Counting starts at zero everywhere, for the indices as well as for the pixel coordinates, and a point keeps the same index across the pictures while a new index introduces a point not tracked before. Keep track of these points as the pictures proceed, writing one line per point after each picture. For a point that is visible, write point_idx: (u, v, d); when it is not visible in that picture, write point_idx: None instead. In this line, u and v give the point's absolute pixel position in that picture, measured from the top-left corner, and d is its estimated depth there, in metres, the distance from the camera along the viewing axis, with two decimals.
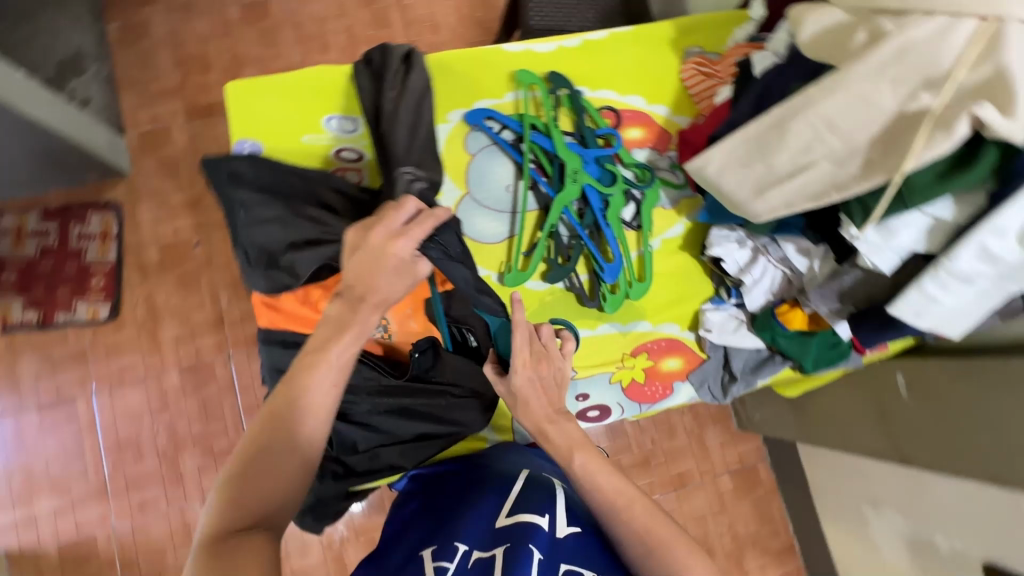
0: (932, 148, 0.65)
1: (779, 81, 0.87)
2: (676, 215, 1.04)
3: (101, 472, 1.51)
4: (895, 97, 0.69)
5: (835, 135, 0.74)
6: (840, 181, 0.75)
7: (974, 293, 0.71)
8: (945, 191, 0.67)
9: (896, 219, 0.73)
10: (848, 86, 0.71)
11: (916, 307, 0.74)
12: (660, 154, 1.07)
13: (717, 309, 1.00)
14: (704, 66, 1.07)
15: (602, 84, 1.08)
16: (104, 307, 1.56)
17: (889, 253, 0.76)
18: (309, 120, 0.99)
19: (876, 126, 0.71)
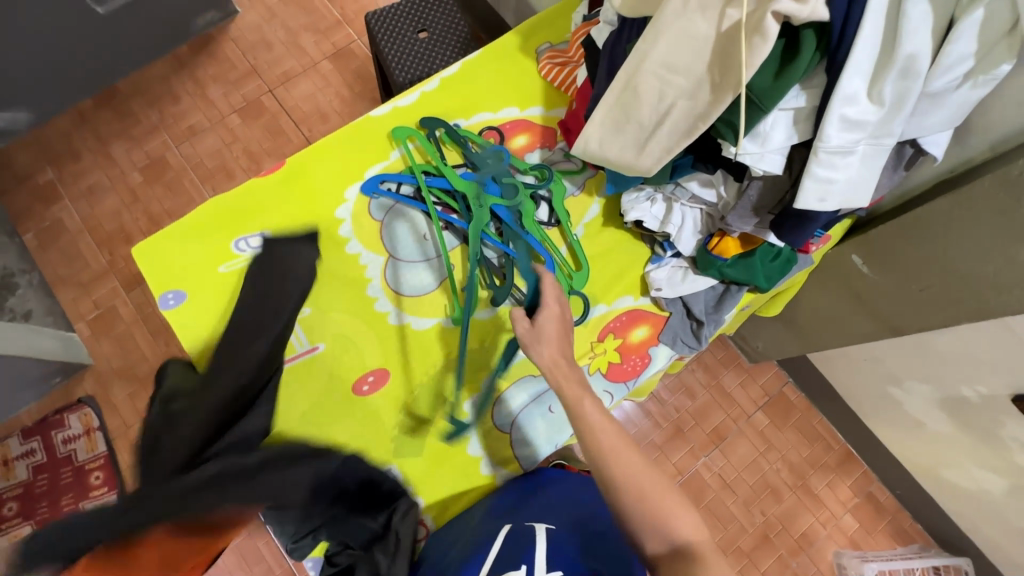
0: (757, 53, 0.68)
1: (617, 46, 0.92)
2: (588, 197, 1.07)
3: None
4: (708, 22, 0.73)
5: (677, 74, 0.78)
6: (701, 112, 0.78)
7: (860, 160, 0.73)
8: (787, 84, 0.70)
9: (763, 124, 0.76)
10: (667, 29, 0.75)
11: (819, 193, 0.75)
12: (552, 149, 1.11)
13: (659, 266, 1.01)
14: (558, 58, 1.12)
15: (473, 110, 1.12)
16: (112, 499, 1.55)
17: (772, 155, 0.78)
18: (219, 251, 1.01)
19: (707, 53, 0.74)
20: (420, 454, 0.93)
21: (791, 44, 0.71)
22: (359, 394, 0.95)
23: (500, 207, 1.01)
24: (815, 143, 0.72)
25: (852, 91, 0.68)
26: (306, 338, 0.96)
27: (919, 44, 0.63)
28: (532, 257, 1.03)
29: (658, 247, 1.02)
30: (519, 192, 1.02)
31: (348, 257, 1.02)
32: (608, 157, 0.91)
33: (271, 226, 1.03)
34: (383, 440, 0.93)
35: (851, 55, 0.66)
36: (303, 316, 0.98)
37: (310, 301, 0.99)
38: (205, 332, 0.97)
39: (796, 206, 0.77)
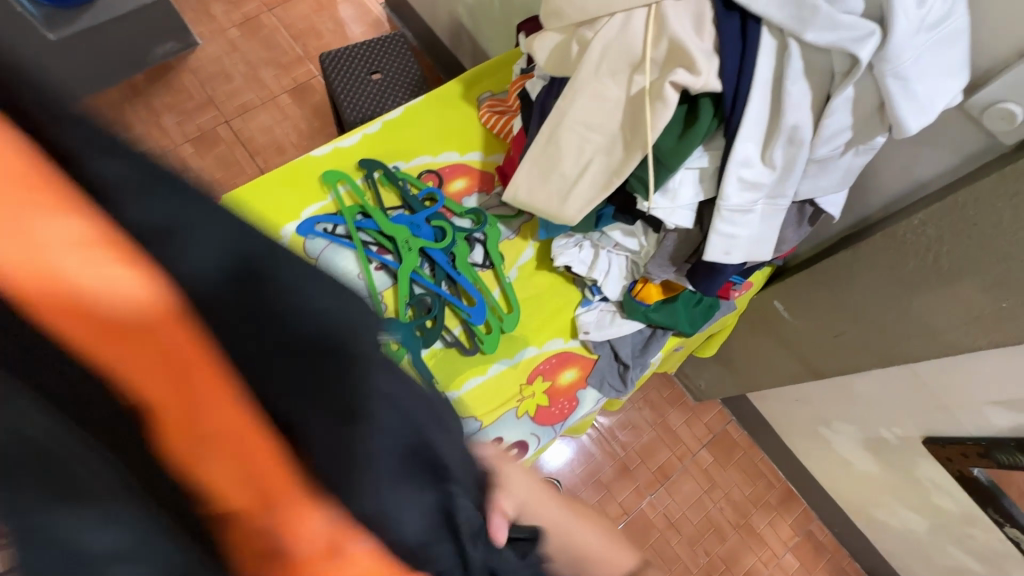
0: (660, 118, 0.73)
1: (545, 102, 0.96)
2: (523, 241, 1.10)
3: None
4: (618, 87, 0.77)
5: (593, 131, 0.82)
6: (615, 168, 0.82)
7: (759, 217, 0.79)
8: (688, 147, 0.76)
9: (673, 180, 0.80)
10: (582, 91, 0.80)
11: (724, 247, 0.80)
12: (489, 193, 1.14)
13: (588, 310, 1.04)
14: (498, 107, 1.16)
15: (414, 153, 1.15)
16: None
17: (683, 211, 0.82)
18: None
19: (618, 114, 0.79)
20: None
21: (692, 110, 0.76)
22: None
23: (432, 249, 1.04)
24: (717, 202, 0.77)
25: (745, 154, 0.73)
26: None
27: (799, 116, 0.69)
28: (463, 298, 1.04)
29: (587, 291, 1.05)
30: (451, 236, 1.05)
31: None
32: (536, 206, 0.94)
33: None
34: None
35: (742, 123, 0.71)
36: None
37: None
38: None
39: (706, 258, 0.81)
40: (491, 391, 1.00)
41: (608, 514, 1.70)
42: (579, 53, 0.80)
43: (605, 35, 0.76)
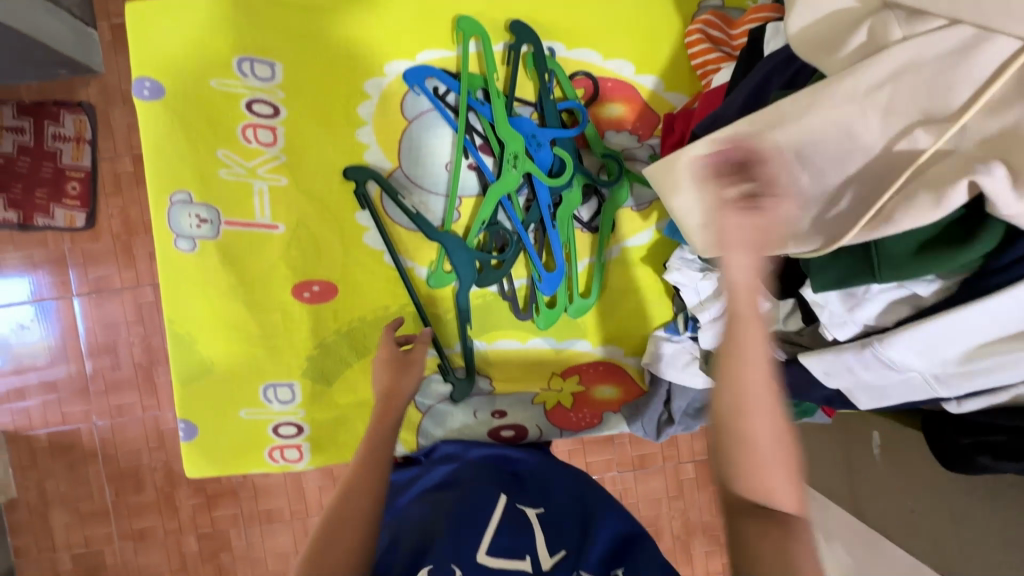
0: (912, 218, 0.48)
1: (765, 89, 0.70)
2: (643, 220, 0.88)
3: (84, 370, 1.43)
4: (882, 131, 0.51)
5: (804, 167, 0.57)
6: (799, 232, 0.58)
7: (899, 379, 0.58)
8: (920, 270, 0.50)
9: (864, 289, 0.55)
10: (826, 106, 0.53)
11: (827, 367, 0.63)
12: (640, 141, 0.88)
13: (670, 340, 0.86)
14: (714, 30, 0.83)
15: (580, 41, 0.86)
16: (81, 215, 1.38)
17: (851, 327, 0.59)
18: (217, 60, 0.83)
19: (855, 167, 0.53)
20: (327, 387, 0.87)
21: (964, 221, 0.48)
22: (296, 299, 0.86)
23: (540, 182, 0.82)
24: (874, 337, 0.57)
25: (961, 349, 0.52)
26: (269, 211, 0.85)
27: None
28: (547, 258, 0.88)
29: (681, 320, 0.85)
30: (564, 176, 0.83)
31: (353, 144, 0.86)
32: (665, 194, 0.72)
33: (285, 60, 0.83)
34: (298, 353, 0.86)
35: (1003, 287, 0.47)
36: (276, 186, 0.85)
37: (290, 173, 0.85)
38: (168, 145, 0.83)
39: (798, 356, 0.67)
40: (520, 362, 0.89)
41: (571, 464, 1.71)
42: (861, 46, 0.52)
43: (917, 53, 0.49)
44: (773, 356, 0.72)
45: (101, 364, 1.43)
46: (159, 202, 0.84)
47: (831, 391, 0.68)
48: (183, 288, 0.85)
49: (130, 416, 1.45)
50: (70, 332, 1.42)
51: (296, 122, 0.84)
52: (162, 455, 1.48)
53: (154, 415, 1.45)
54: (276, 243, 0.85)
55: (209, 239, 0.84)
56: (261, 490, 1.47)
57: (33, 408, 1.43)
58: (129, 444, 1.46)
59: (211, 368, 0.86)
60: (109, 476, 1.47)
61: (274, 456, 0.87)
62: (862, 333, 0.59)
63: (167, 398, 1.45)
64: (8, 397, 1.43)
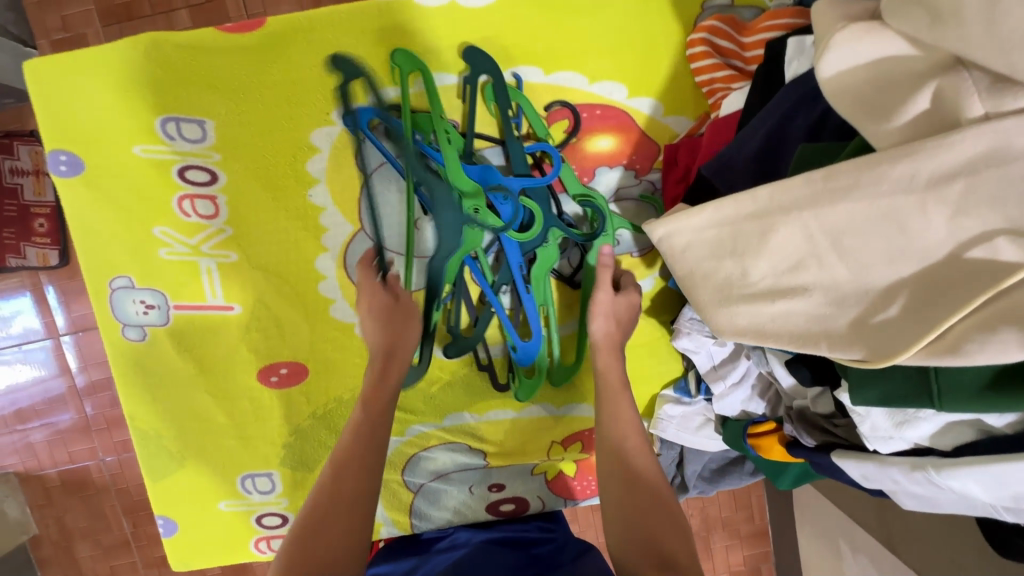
0: (990, 354, 0.37)
1: (788, 131, 0.56)
2: (644, 267, 0.77)
3: (85, 410, 1.29)
4: (947, 231, 0.39)
5: (840, 259, 0.46)
6: (834, 335, 0.47)
7: (957, 500, 0.49)
8: (997, 408, 0.40)
9: (917, 409, 0.45)
10: (870, 195, 0.42)
11: (867, 473, 0.54)
12: (637, 177, 0.76)
13: (678, 401, 0.78)
14: (723, 39, 0.69)
15: (562, 64, 0.73)
16: (54, 253, 1.20)
17: (899, 441, 0.49)
18: (140, 123, 0.71)
19: (910, 269, 0.42)
20: (309, 472, 0.80)
21: None
22: (263, 383, 0.78)
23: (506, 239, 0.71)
24: (929, 460, 0.47)
25: None
26: (222, 291, 0.75)
27: None
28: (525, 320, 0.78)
29: (692, 382, 0.76)
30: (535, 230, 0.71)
31: (307, 206, 0.75)
32: (672, 261, 0.61)
33: (217, 117, 0.71)
34: (274, 441, 0.79)
35: None
36: (225, 263, 0.75)
37: (239, 246, 0.74)
38: (100, 226, 0.73)
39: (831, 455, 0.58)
40: (513, 432, 0.81)
41: None
42: (918, 116, 0.40)
43: (1006, 138, 0.36)
44: (799, 438, 0.63)
45: (99, 402, 1.29)
46: (99, 289, 0.75)
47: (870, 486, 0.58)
48: (139, 380, 0.77)
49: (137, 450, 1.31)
50: (64, 371, 1.27)
51: (237, 186, 0.73)
52: None
53: None
54: (234, 326, 0.76)
55: (159, 326, 0.76)
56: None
57: (37, 442, 1.29)
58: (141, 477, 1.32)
59: (181, 460, 0.79)
60: (125, 509, 1.34)
61: (261, 547, 0.81)
62: (912, 449, 0.50)
63: None
64: (9, 427, 1.29)
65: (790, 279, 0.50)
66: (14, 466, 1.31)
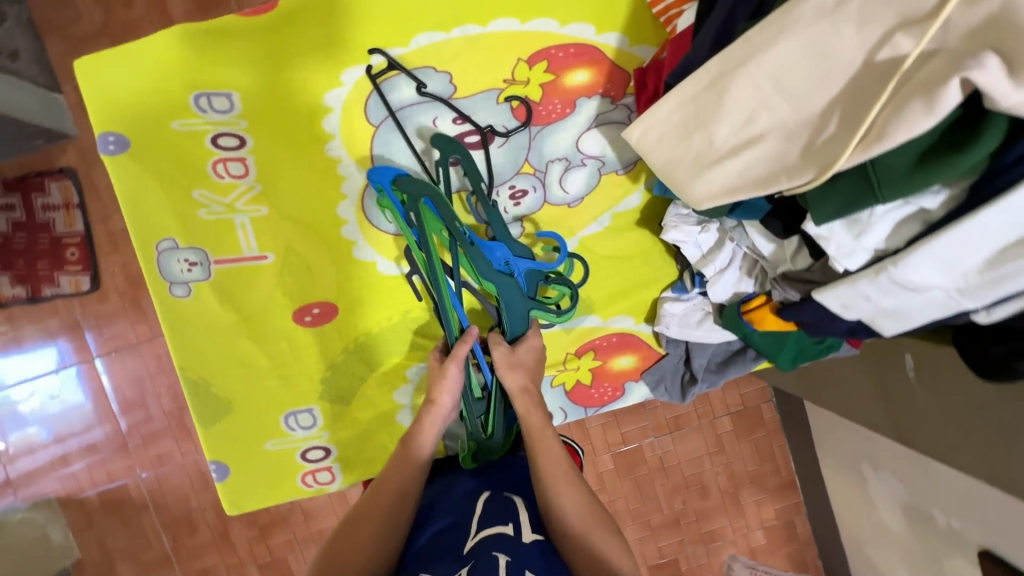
0: (905, 129, 0.45)
1: (732, 22, 0.67)
2: (631, 182, 0.86)
3: (118, 426, 1.31)
4: (859, 44, 0.49)
5: (782, 98, 0.54)
6: (789, 165, 0.55)
7: (922, 300, 0.56)
8: (926, 182, 0.47)
9: (868, 212, 0.53)
10: (793, 33, 0.52)
11: (845, 300, 0.61)
12: (614, 103, 0.85)
13: (678, 299, 0.85)
14: None
15: (536, 12, 0.83)
16: (85, 278, 1.25)
17: (863, 255, 0.56)
18: (175, 101, 0.82)
19: (837, 87, 0.51)
20: (348, 404, 0.87)
21: (963, 122, 0.46)
22: (299, 323, 0.86)
23: (514, 312, 0.75)
24: (888, 261, 0.54)
25: (978, 255, 0.49)
26: (256, 243, 0.84)
27: None
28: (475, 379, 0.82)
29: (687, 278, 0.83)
30: (529, 303, 0.75)
31: (326, 160, 0.84)
32: (649, 156, 0.70)
33: (242, 90, 0.82)
34: (312, 377, 0.86)
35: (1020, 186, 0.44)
36: (257, 217, 0.84)
37: (269, 201, 0.84)
38: (148, 196, 0.82)
39: (814, 295, 0.64)
40: None
41: (604, 437, 1.54)
42: None
43: None
44: (785, 298, 0.71)
45: (131, 419, 1.31)
46: (147, 252, 0.83)
47: (853, 321, 0.65)
48: (187, 333, 0.84)
49: (169, 464, 1.33)
50: (99, 396, 1.30)
51: (264, 148, 0.83)
52: (210, 495, 1.35)
53: (195, 459, 1.32)
54: (269, 273, 0.85)
55: (202, 281, 0.84)
56: (310, 512, 1.35)
57: (79, 468, 1.31)
58: (176, 490, 1.33)
59: (228, 407, 0.85)
60: (164, 524, 1.34)
61: (308, 480, 0.88)
62: (875, 259, 0.57)
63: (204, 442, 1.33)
64: (54, 467, 1.31)
65: (747, 131, 0.59)
66: (54, 491, 1.31)
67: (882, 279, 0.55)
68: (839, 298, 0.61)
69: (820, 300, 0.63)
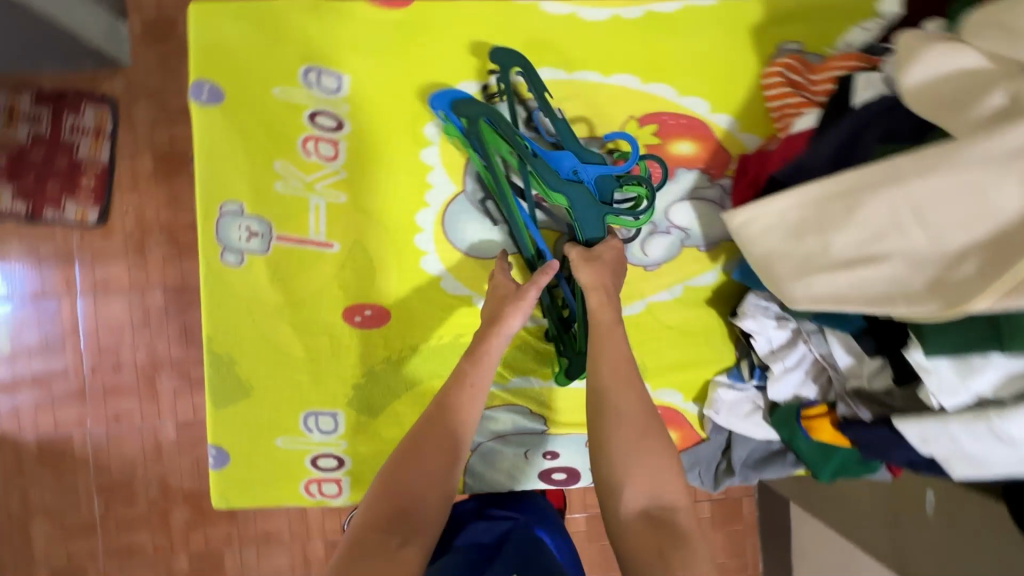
0: None
1: (858, 143, 0.68)
2: (708, 260, 0.86)
3: (81, 372, 1.19)
4: (1018, 199, 0.51)
5: (920, 227, 0.56)
6: (911, 292, 0.56)
7: (1013, 456, 0.56)
8: None
9: (983, 358, 0.55)
10: (954, 170, 0.53)
11: (929, 436, 0.60)
12: (711, 181, 0.86)
13: (731, 387, 0.83)
14: (795, 73, 0.81)
15: (657, 75, 0.85)
16: (93, 210, 1.16)
17: (963, 396, 0.57)
18: (283, 67, 0.79)
19: (981, 232, 0.53)
20: (375, 415, 0.82)
21: None
22: (346, 322, 0.81)
23: (587, 217, 0.76)
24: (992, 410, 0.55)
25: None
26: (325, 229, 0.81)
27: None
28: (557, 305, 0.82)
29: (746, 367, 0.82)
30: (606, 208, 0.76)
31: (417, 164, 0.81)
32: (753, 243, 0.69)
33: (354, 75, 0.80)
34: (345, 380, 0.81)
35: None
36: (334, 203, 0.81)
37: (350, 190, 0.81)
38: (227, 154, 0.79)
39: (893, 420, 0.64)
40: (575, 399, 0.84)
41: None
42: (989, 113, 0.53)
43: None
44: (855, 414, 0.71)
45: (97, 368, 1.20)
46: (209, 211, 0.79)
47: (920, 456, 0.64)
48: (226, 303, 0.79)
49: (125, 425, 1.20)
50: (69, 335, 1.19)
51: (360, 137, 0.81)
52: (158, 468, 1.22)
53: (153, 425, 1.20)
54: (330, 263, 0.81)
55: (258, 254, 0.79)
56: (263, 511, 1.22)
57: (25, 407, 1.18)
58: (124, 454, 1.20)
59: (248, 391, 0.80)
60: (100, 487, 1.21)
61: (312, 489, 0.81)
62: (973, 404, 0.58)
63: (168, 410, 1.20)
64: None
65: (871, 247, 0.59)
66: None
67: (981, 427, 0.56)
68: (922, 433, 0.61)
69: (902, 429, 0.62)
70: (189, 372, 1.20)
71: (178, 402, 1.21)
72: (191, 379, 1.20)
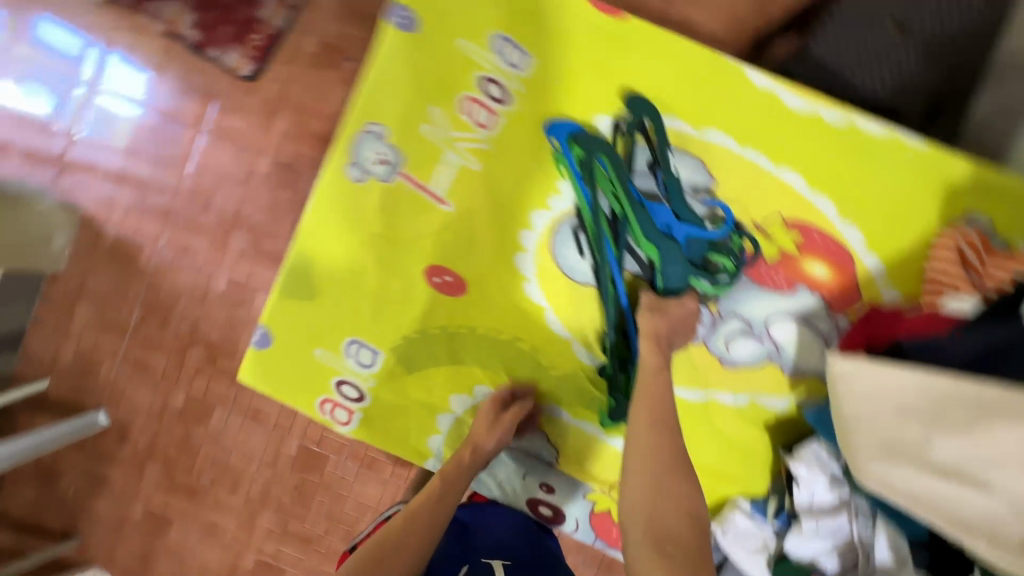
0: None
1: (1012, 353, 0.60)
2: (787, 386, 0.81)
3: (171, 197, 1.26)
4: None
5: None
6: (1000, 535, 0.53)
7: None
8: None
9: None
10: None
11: None
12: (830, 314, 0.80)
13: (750, 516, 0.81)
14: (972, 251, 0.74)
15: (825, 190, 0.80)
16: (248, 67, 1.24)
17: None
18: (479, 26, 0.80)
19: None
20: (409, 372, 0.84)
21: None
22: (425, 279, 0.83)
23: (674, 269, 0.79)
24: None
25: None
26: (447, 186, 0.82)
27: None
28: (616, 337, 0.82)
29: (772, 505, 0.79)
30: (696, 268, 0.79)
31: (557, 167, 0.81)
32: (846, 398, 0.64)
33: (539, 60, 0.80)
34: (398, 328, 0.83)
35: None
36: (467, 167, 0.82)
37: (486, 160, 0.81)
38: (393, 81, 0.81)
39: None
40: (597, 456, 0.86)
41: None
42: None
43: None
44: None
45: (184, 201, 1.26)
46: (354, 124, 0.81)
47: None
48: (332, 212, 0.82)
49: (185, 261, 1.26)
50: (176, 161, 1.26)
51: (517, 118, 0.81)
52: (193, 311, 1.27)
53: (208, 272, 1.25)
54: (437, 219, 0.82)
55: (380, 181, 0.82)
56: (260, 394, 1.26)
57: (119, 201, 1.26)
58: (172, 285, 1.26)
59: (313, 297, 0.83)
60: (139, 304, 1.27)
61: (325, 408, 0.85)
62: None
63: (226, 265, 1.25)
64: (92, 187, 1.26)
65: (983, 474, 0.54)
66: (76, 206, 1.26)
67: None
68: None
69: None
70: (259, 241, 1.25)
71: (238, 262, 1.25)
72: (258, 249, 1.25)
